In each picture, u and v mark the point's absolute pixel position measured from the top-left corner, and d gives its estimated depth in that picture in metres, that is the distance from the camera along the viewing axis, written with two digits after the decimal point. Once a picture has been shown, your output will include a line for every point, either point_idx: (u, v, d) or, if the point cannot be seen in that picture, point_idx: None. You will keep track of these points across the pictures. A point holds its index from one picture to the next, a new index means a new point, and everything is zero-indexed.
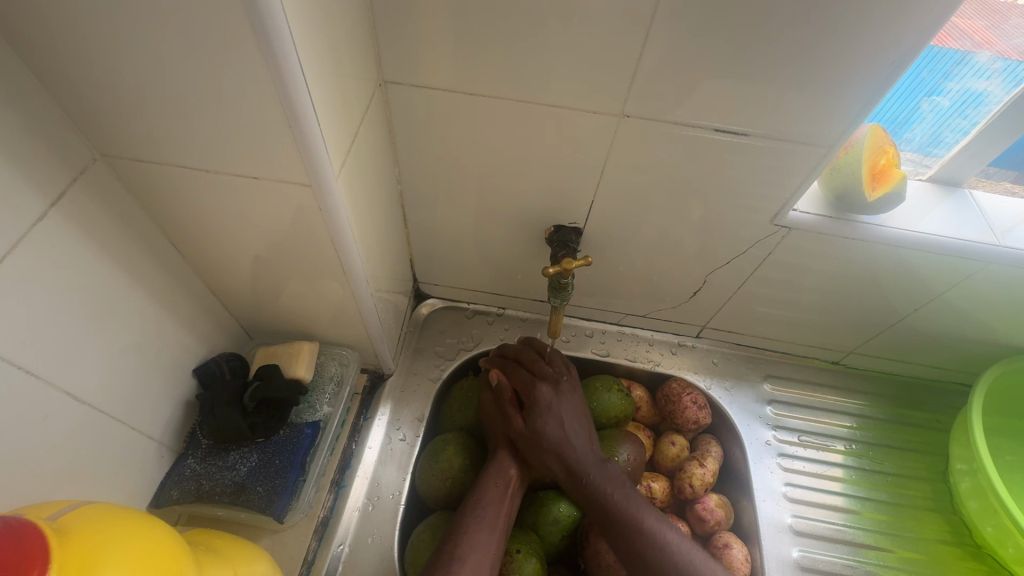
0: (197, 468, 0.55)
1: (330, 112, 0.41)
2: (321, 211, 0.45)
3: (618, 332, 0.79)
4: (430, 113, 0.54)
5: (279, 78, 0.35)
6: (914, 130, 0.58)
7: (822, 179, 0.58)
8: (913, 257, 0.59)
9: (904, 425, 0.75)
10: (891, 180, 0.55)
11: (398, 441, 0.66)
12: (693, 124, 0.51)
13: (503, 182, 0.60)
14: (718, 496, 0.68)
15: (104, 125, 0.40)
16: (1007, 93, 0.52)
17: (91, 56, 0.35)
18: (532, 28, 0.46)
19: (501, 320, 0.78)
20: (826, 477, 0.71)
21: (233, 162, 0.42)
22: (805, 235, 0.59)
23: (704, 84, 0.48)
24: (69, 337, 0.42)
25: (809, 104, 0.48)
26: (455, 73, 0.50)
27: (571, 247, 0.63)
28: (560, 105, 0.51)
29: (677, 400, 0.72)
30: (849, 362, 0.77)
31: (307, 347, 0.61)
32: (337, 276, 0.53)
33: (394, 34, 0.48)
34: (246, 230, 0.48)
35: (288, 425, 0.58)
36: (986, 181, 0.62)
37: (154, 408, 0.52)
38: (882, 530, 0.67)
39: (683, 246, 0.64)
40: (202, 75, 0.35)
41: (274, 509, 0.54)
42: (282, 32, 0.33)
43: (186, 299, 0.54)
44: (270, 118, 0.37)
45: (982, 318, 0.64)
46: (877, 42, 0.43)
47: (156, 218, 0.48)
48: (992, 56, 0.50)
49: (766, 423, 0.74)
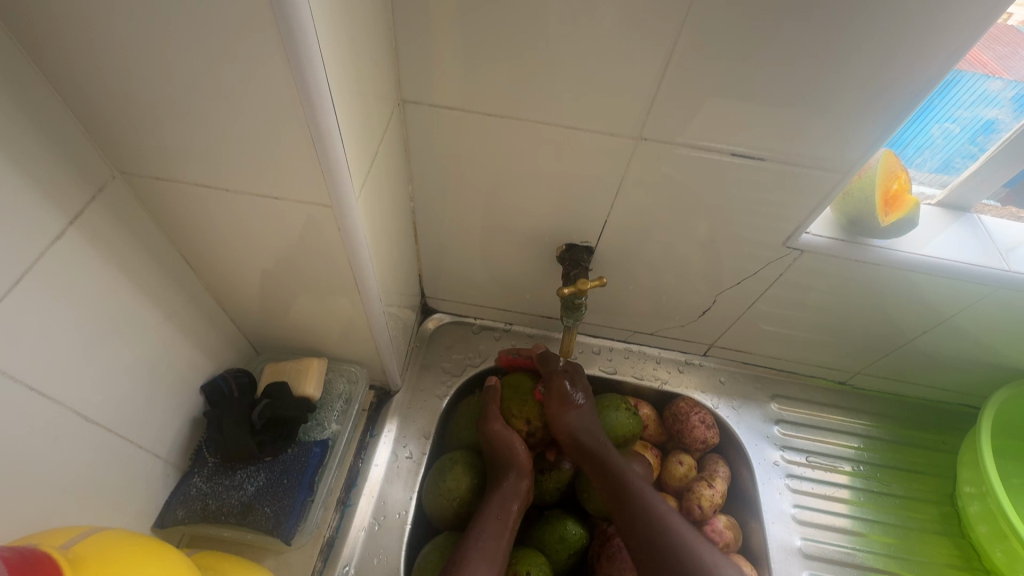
0: (203, 487, 0.54)
1: (353, 133, 0.41)
2: (339, 229, 0.44)
3: (626, 349, 0.78)
4: (447, 132, 0.54)
5: (307, 99, 0.35)
6: (924, 155, 0.58)
7: (834, 204, 0.58)
8: (922, 280, 0.59)
9: (912, 446, 0.75)
10: (904, 206, 0.56)
11: (405, 459, 0.65)
12: (709, 147, 0.51)
13: (516, 200, 0.60)
14: (727, 517, 0.68)
15: (123, 142, 0.39)
16: (1016, 121, 0.53)
17: (119, 78, 0.35)
18: (552, 53, 0.47)
19: (508, 336, 0.77)
20: (834, 499, 0.70)
21: (251, 181, 0.41)
22: (818, 258, 0.59)
23: (721, 110, 0.48)
24: (78, 356, 0.42)
25: (824, 131, 0.49)
26: (473, 93, 0.50)
27: (584, 265, 0.63)
28: (576, 126, 0.52)
29: (685, 419, 0.72)
30: (856, 382, 0.77)
31: (315, 364, 0.61)
32: (350, 293, 0.52)
33: (415, 56, 0.49)
34: (260, 246, 0.48)
35: (296, 443, 0.58)
36: (991, 207, 0.62)
37: (160, 426, 0.52)
38: (891, 553, 0.67)
39: (694, 265, 0.64)
40: (230, 98, 0.35)
41: (281, 531, 0.53)
42: (312, 59, 0.33)
43: (196, 314, 0.53)
44: (294, 137, 0.37)
45: (991, 341, 0.65)
46: (891, 76, 0.44)
47: (170, 234, 0.47)
48: (1004, 84, 0.51)
49: (774, 443, 0.74)
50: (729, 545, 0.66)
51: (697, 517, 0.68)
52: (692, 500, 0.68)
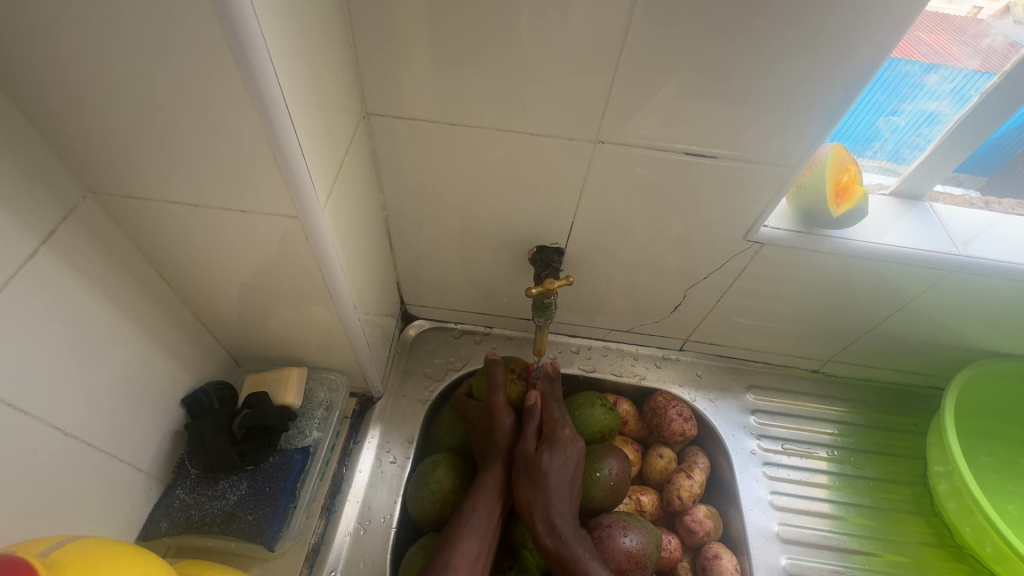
0: (186, 498, 0.55)
1: (316, 146, 0.42)
2: (308, 239, 0.46)
3: (604, 347, 0.80)
4: (414, 142, 0.56)
5: (267, 114, 0.36)
6: (874, 148, 0.61)
7: (789, 197, 0.61)
8: (882, 268, 0.62)
9: (884, 430, 0.77)
10: (854, 197, 0.58)
11: (389, 464, 0.66)
12: (664, 147, 0.53)
13: (487, 204, 0.62)
14: (706, 507, 0.69)
15: (93, 163, 0.41)
16: (956, 112, 0.55)
17: (85, 102, 0.36)
18: (508, 63, 0.49)
19: (488, 339, 0.79)
20: (811, 485, 0.72)
21: (220, 196, 0.43)
22: (779, 250, 0.62)
23: (673, 110, 0.50)
24: (57, 372, 0.43)
25: (771, 127, 0.51)
26: (436, 104, 0.52)
27: (554, 267, 0.65)
28: (537, 133, 0.54)
29: (663, 412, 0.74)
30: (828, 370, 0.79)
31: (295, 374, 0.62)
32: (324, 302, 0.53)
33: (377, 70, 0.50)
34: (233, 259, 0.49)
35: (278, 452, 0.59)
36: (955, 188, 0.65)
37: (141, 440, 0.52)
38: (866, 535, 0.69)
39: (664, 261, 0.66)
40: (193, 117, 0.37)
41: (264, 537, 0.54)
42: (268, 77, 0.35)
43: (174, 329, 0.54)
44: (259, 152, 0.39)
45: (948, 323, 0.67)
46: (827, 73, 0.47)
47: (144, 251, 0.49)
48: (940, 77, 0.54)
49: (751, 432, 0.75)
50: (709, 534, 0.67)
51: (677, 508, 0.69)
52: (672, 491, 0.70)
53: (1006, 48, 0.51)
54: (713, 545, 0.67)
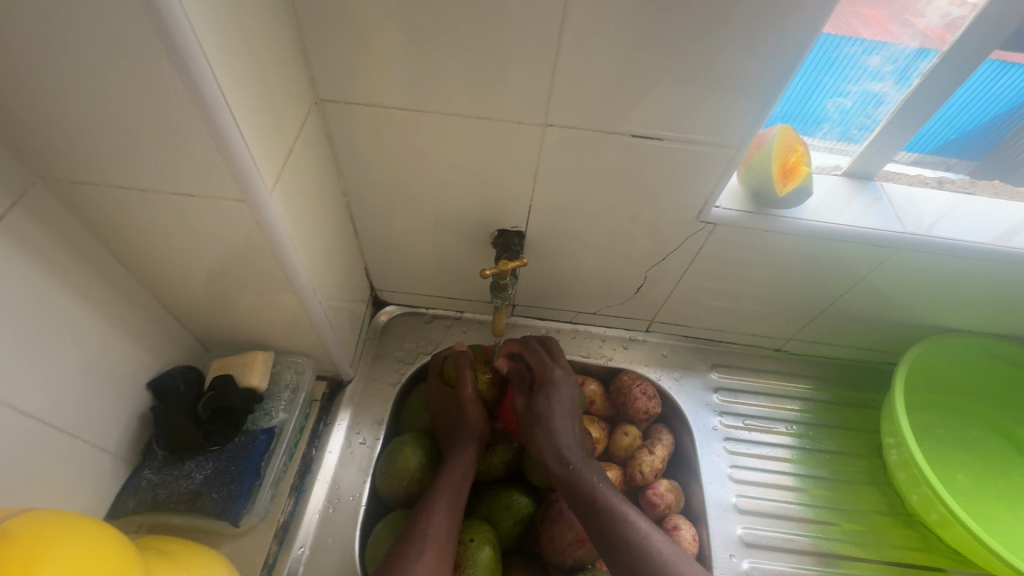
0: (153, 478, 0.57)
1: (258, 130, 0.43)
2: (259, 222, 0.47)
3: (572, 329, 0.82)
4: (370, 128, 0.57)
5: (204, 101, 0.37)
6: (823, 128, 0.63)
7: (740, 174, 0.62)
8: (832, 247, 0.63)
9: (842, 406, 0.79)
10: (799, 176, 0.60)
11: (358, 445, 0.68)
12: (613, 130, 0.55)
13: (447, 190, 0.63)
14: (669, 481, 0.71)
15: (41, 151, 0.41)
16: (900, 93, 0.57)
17: (25, 90, 0.37)
18: (454, 48, 0.49)
19: (458, 323, 0.81)
20: (770, 459, 0.74)
21: (170, 182, 0.44)
22: (730, 230, 0.63)
23: (617, 93, 0.51)
24: (15, 356, 0.44)
25: (714, 108, 0.52)
26: (387, 89, 0.53)
27: (514, 250, 0.66)
28: (488, 117, 0.55)
29: (628, 391, 0.76)
30: (790, 348, 0.81)
31: (260, 357, 0.63)
32: (284, 286, 0.55)
33: (326, 55, 0.51)
34: (190, 245, 0.50)
35: (243, 433, 0.60)
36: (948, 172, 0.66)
37: (106, 423, 0.54)
38: (822, 504, 0.71)
39: (623, 243, 0.67)
40: (130, 103, 0.38)
41: (229, 514, 0.56)
42: (202, 64, 0.36)
43: (137, 316, 0.55)
44: (200, 139, 0.40)
45: (900, 299, 0.69)
46: (761, 56, 0.48)
47: (101, 239, 0.50)
48: (882, 60, 0.55)
49: (713, 409, 0.78)
50: (671, 506, 0.69)
51: (639, 482, 0.71)
52: (634, 467, 0.72)
53: (962, 14, 0.51)
54: (673, 517, 0.69)
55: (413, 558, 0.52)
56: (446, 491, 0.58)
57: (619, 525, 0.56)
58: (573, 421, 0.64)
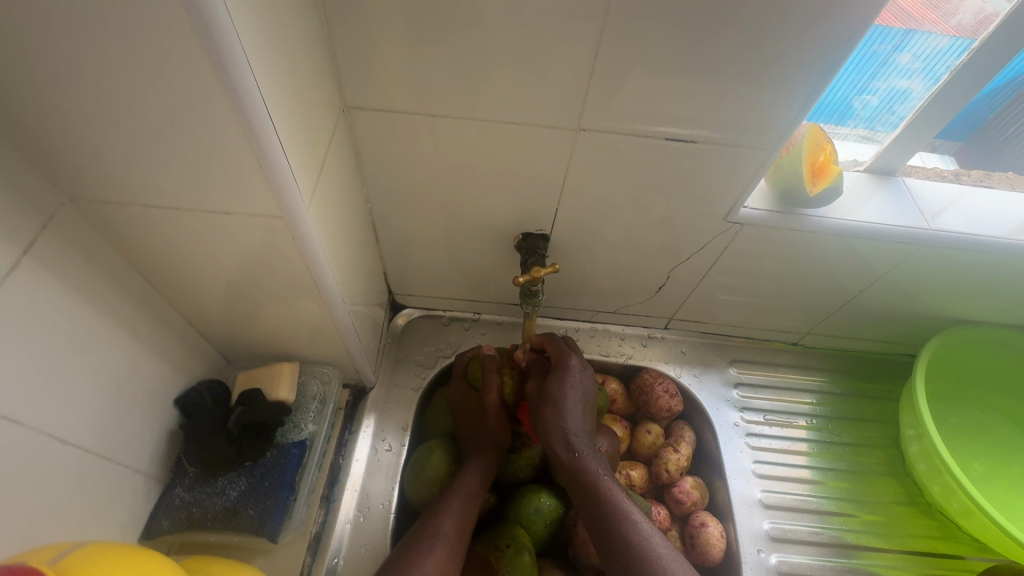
0: (186, 496, 0.56)
1: (294, 144, 0.42)
2: (293, 237, 0.46)
3: (591, 328, 0.82)
4: (396, 134, 0.56)
5: (247, 118, 0.36)
6: (848, 125, 0.63)
7: (769, 177, 0.62)
8: (856, 244, 0.64)
9: (860, 398, 0.80)
10: (830, 176, 0.60)
11: (385, 452, 0.68)
12: (644, 133, 0.54)
13: (471, 194, 0.62)
14: (693, 478, 0.72)
15: (69, 171, 0.40)
16: (927, 90, 0.57)
17: (56, 110, 0.36)
18: (487, 54, 0.48)
19: (478, 325, 0.80)
20: (792, 453, 0.75)
21: (203, 199, 0.42)
22: (756, 229, 0.63)
23: (652, 97, 0.51)
24: (51, 381, 0.43)
25: (748, 111, 0.52)
26: (416, 95, 0.52)
27: (540, 253, 0.66)
28: (518, 122, 0.54)
29: (650, 389, 0.76)
30: (807, 342, 0.82)
31: (287, 369, 0.62)
32: (314, 298, 0.54)
33: (353, 61, 0.50)
34: (219, 261, 0.49)
35: (275, 446, 0.60)
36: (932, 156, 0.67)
37: (137, 442, 0.53)
38: (844, 497, 0.73)
39: (647, 244, 0.67)
40: (167, 121, 0.36)
41: (267, 530, 0.56)
42: (246, 82, 0.34)
43: (163, 332, 0.54)
44: (240, 156, 0.39)
45: (919, 293, 0.70)
46: (799, 59, 0.47)
47: (127, 256, 0.48)
48: (910, 57, 0.55)
49: (734, 405, 0.78)
50: (696, 504, 0.70)
51: (665, 480, 0.72)
52: (660, 466, 0.72)
53: (993, 12, 0.51)
54: (700, 514, 0.70)
55: (420, 557, 0.51)
56: (458, 491, 0.58)
57: (622, 528, 0.53)
58: (585, 420, 0.62)
